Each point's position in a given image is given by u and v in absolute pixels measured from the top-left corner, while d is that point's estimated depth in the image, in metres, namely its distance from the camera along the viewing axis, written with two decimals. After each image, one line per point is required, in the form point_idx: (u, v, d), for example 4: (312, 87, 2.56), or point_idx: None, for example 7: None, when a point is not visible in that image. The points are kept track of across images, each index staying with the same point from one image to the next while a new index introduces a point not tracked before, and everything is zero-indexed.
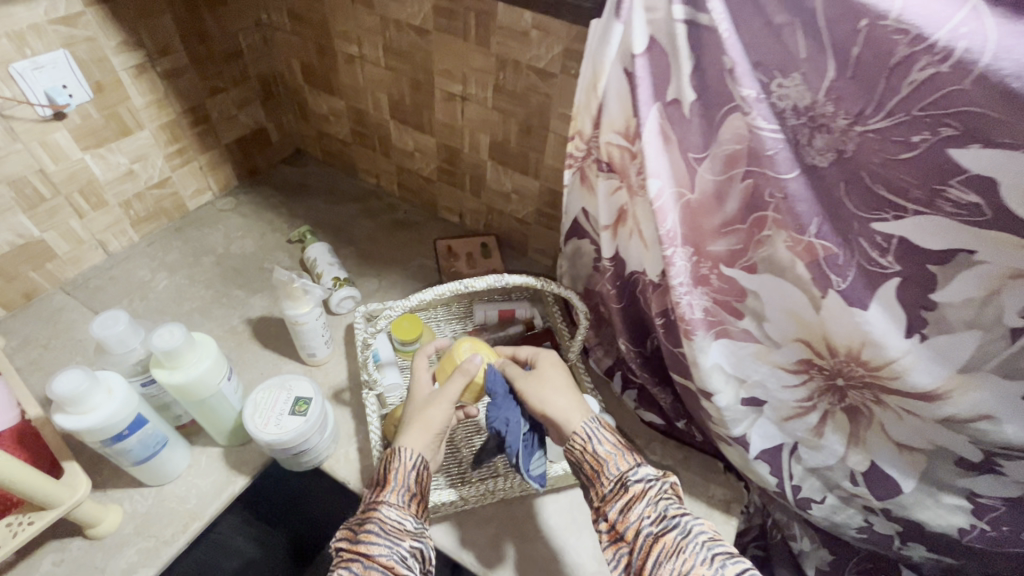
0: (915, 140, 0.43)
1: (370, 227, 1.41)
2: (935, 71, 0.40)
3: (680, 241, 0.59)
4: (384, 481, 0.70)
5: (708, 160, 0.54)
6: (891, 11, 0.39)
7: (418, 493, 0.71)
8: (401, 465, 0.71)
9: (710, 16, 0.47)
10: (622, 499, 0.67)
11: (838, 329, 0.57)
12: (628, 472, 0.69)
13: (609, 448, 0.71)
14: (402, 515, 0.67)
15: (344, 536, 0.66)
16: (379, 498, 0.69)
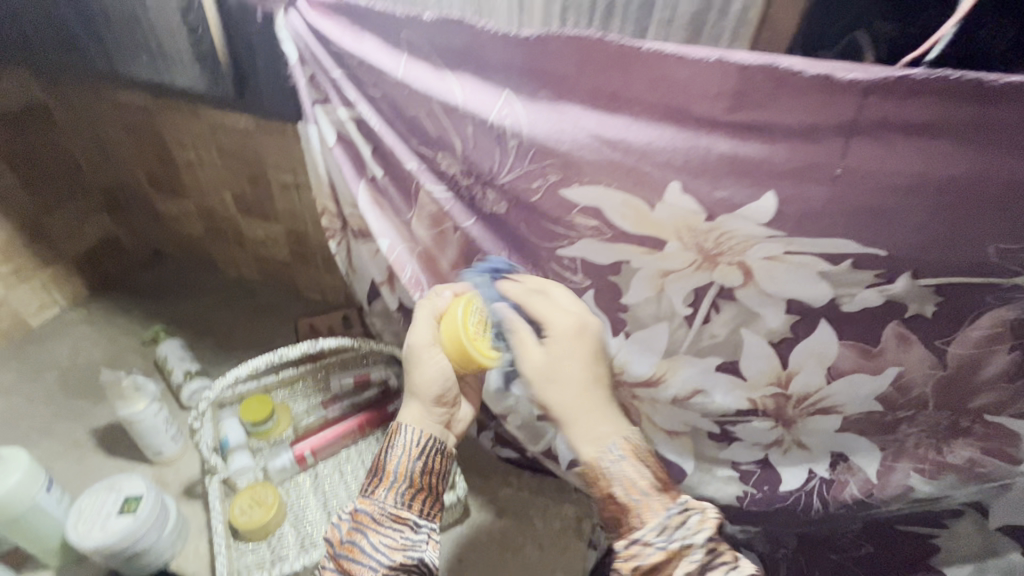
0: (536, 185, 0.55)
1: (234, 315, 1.43)
2: (515, 139, 0.50)
3: (426, 285, 0.66)
4: (383, 472, 0.58)
5: (414, 218, 0.62)
6: (458, 101, 0.49)
7: (421, 488, 0.59)
8: (395, 447, 0.59)
9: (359, 108, 0.54)
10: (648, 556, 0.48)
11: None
12: (654, 529, 0.49)
13: (631, 493, 0.51)
14: (396, 516, 0.56)
15: (331, 540, 0.56)
16: (371, 490, 0.58)
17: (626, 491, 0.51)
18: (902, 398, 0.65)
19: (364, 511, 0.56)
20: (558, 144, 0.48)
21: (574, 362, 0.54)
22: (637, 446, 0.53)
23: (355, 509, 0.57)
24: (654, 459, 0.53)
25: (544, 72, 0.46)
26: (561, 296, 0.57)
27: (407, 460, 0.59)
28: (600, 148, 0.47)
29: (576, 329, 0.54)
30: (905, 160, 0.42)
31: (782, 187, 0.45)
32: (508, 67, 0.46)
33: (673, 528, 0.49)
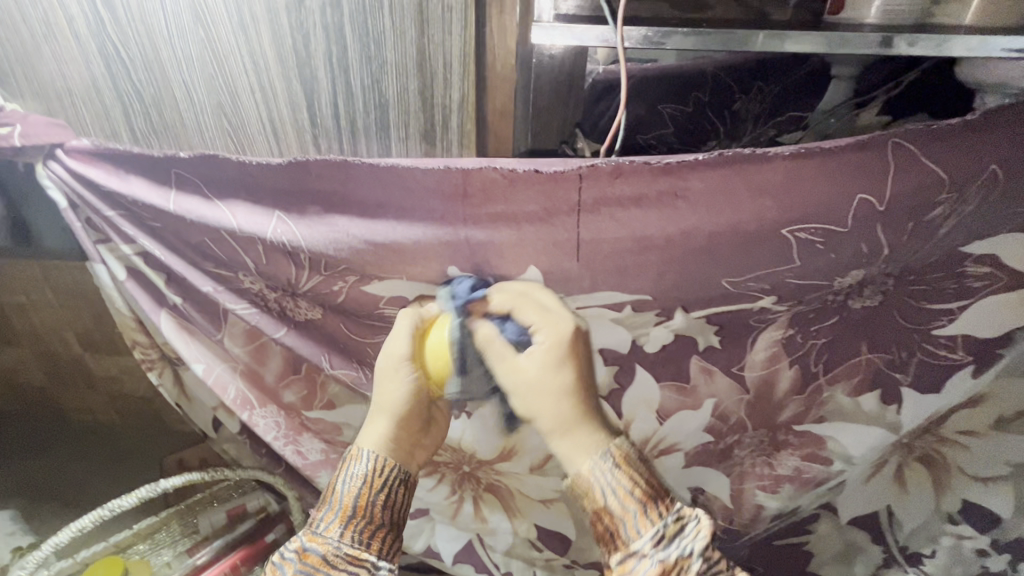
0: (337, 287, 0.56)
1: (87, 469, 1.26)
2: (293, 252, 0.53)
3: (255, 402, 0.65)
4: (343, 508, 0.50)
5: (227, 336, 0.62)
6: (232, 223, 0.52)
7: (382, 524, 0.50)
8: (353, 476, 0.51)
9: (146, 245, 0.56)
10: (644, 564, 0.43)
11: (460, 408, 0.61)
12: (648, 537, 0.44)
13: (625, 502, 0.45)
14: (353, 558, 0.49)
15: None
16: (324, 525, 0.50)
17: (624, 500, 0.46)
18: (723, 425, 0.70)
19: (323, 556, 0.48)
20: (336, 254, 0.52)
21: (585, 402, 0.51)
22: (627, 458, 0.48)
23: (307, 548, 0.49)
24: (642, 471, 0.47)
25: (311, 193, 0.50)
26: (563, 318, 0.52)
27: (366, 495, 0.51)
28: (374, 251, 0.52)
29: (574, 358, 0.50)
30: (628, 225, 0.50)
31: (541, 261, 0.52)
32: (276, 197, 0.51)
33: (671, 535, 0.44)
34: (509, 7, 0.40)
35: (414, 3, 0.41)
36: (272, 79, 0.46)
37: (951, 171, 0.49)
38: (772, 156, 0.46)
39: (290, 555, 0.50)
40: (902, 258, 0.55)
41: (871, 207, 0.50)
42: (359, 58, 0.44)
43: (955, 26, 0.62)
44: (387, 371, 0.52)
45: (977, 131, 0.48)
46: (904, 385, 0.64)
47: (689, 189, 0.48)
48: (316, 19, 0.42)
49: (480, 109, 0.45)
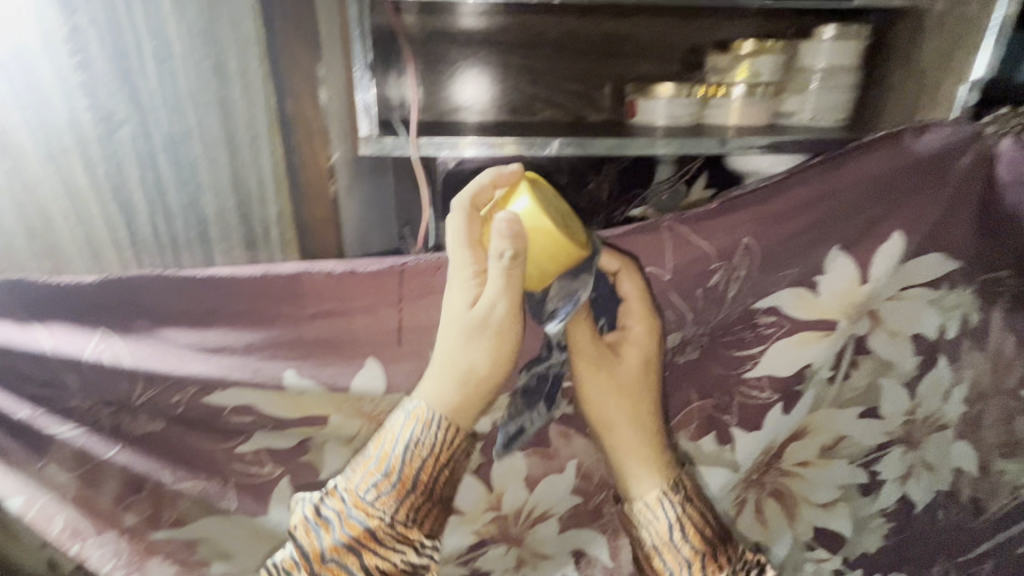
0: (176, 400, 0.55)
1: None
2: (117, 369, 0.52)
3: (87, 530, 0.56)
4: (393, 480, 0.48)
5: (51, 463, 0.56)
6: (45, 347, 0.49)
7: (433, 502, 0.50)
8: (411, 442, 0.49)
9: None
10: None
11: None
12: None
13: (695, 547, 0.55)
14: (402, 536, 0.47)
15: (311, 549, 0.47)
16: (370, 492, 0.47)
17: (695, 546, 0.55)
18: (587, 485, 0.73)
19: (372, 526, 0.47)
20: (164, 366, 0.52)
21: (639, 402, 0.60)
22: (696, 505, 0.57)
23: (349, 509, 0.47)
24: (710, 527, 0.56)
25: (136, 308, 0.51)
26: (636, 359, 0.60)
27: (428, 468, 0.49)
28: (207, 356, 0.53)
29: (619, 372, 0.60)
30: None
31: (381, 352, 0.55)
32: (98, 315, 0.51)
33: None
34: (319, 131, 0.49)
35: (224, 133, 0.46)
36: (86, 202, 0.47)
37: (719, 246, 0.63)
38: None
39: (325, 519, 0.47)
40: (704, 318, 0.67)
41: (659, 277, 0.63)
42: (175, 182, 0.47)
43: (724, 124, 0.77)
44: (456, 355, 0.48)
45: (725, 215, 0.63)
46: (733, 425, 0.72)
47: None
48: (127, 148, 0.45)
49: (299, 216, 0.51)
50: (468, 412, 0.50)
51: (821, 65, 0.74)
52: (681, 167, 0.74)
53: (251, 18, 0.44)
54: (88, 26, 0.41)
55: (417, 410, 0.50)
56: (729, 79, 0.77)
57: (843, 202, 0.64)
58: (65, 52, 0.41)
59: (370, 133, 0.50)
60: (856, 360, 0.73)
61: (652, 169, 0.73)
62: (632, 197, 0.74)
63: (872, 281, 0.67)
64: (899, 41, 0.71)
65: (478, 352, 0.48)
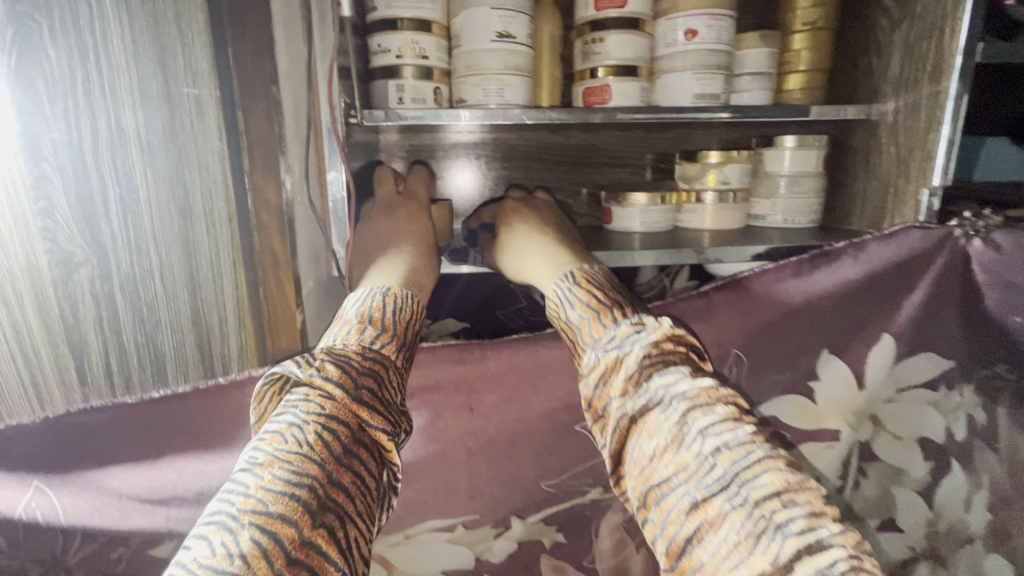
0: (115, 554, 0.50)
1: None
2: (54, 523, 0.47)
3: None
4: (388, 330, 0.49)
5: None
6: None
7: (406, 344, 0.51)
8: (390, 303, 0.52)
9: None
10: (593, 370, 0.49)
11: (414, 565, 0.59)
12: (601, 340, 0.50)
13: (582, 313, 0.52)
14: (388, 368, 0.47)
15: (340, 381, 0.42)
16: (350, 332, 0.48)
17: (580, 310, 0.53)
18: None
19: (378, 367, 0.46)
20: (103, 522, 0.49)
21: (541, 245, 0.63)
22: (590, 276, 0.56)
23: (356, 353, 0.45)
24: (611, 290, 0.54)
25: (83, 453, 0.47)
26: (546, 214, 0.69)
27: (403, 318, 0.52)
28: (153, 507, 0.50)
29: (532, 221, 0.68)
30: (432, 440, 0.56)
31: None
32: (35, 463, 0.46)
33: (620, 339, 0.49)
34: None
35: (186, 272, 0.47)
36: (29, 349, 0.43)
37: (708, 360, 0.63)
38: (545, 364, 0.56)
39: (334, 365, 0.43)
40: None
41: None
42: (131, 318, 0.45)
43: (699, 227, 0.79)
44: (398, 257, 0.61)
45: (706, 327, 0.63)
46: None
47: (482, 402, 0.56)
48: (85, 292, 0.43)
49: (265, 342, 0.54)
50: (410, 274, 0.59)
51: (786, 171, 0.76)
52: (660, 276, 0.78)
53: (219, 164, 0.48)
54: (54, 174, 0.40)
55: (386, 289, 0.53)
56: (698, 186, 0.79)
57: (825, 307, 0.64)
58: (27, 200, 0.39)
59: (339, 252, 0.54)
60: (860, 465, 0.69)
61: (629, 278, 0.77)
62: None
63: (869, 386, 0.66)
64: (855, 149, 0.74)
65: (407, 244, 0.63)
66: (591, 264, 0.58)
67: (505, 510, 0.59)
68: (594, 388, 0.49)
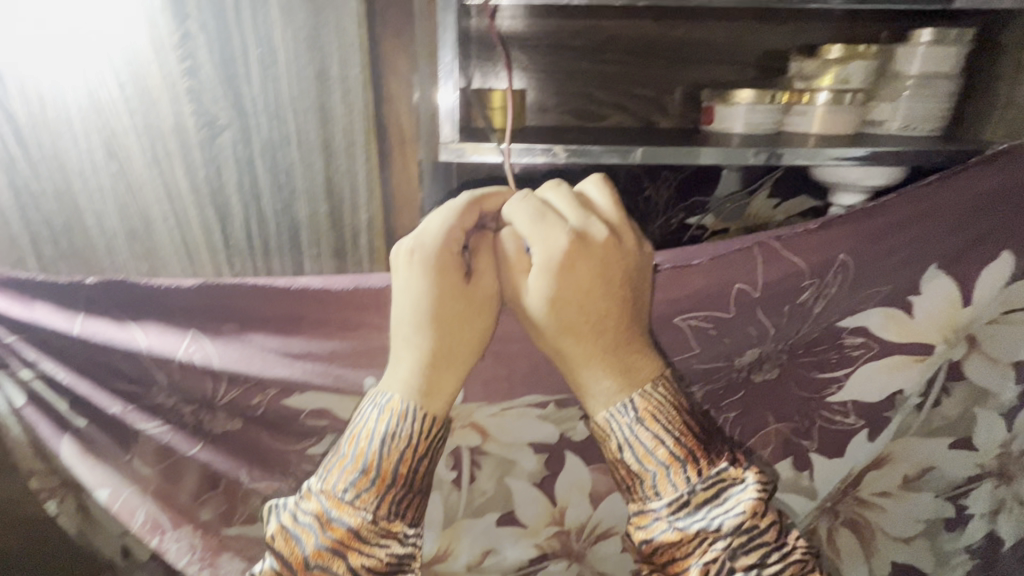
0: (257, 401, 0.56)
1: None
2: (221, 364, 0.53)
3: (169, 526, 0.60)
4: (370, 477, 0.47)
5: (137, 457, 0.57)
6: (140, 346, 0.51)
7: (399, 488, 0.47)
8: (387, 434, 0.47)
9: (45, 366, 0.52)
10: (664, 534, 0.48)
11: (506, 437, 0.65)
12: (671, 497, 0.48)
13: (646, 463, 0.49)
14: (356, 525, 0.46)
15: (295, 551, 0.45)
16: (333, 475, 0.47)
17: (645, 459, 0.49)
18: None
19: (357, 531, 0.46)
20: (250, 370, 0.53)
21: (605, 320, 0.48)
22: (658, 409, 0.49)
23: (325, 506, 0.46)
24: (679, 428, 0.49)
25: (225, 311, 0.51)
26: (597, 194, 0.50)
27: (403, 460, 0.47)
28: (291, 361, 0.53)
29: (574, 231, 0.46)
30: None
31: None
32: (194, 315, 0.51)
33: (696, 505, 0.48)
34: (411, 138, 0.48)
35: (321, 140, 0.46)
36: (186, 207, 0.48)
37: (810, 262, 0.61)
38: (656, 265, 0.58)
39: (299, 524, 0.46)
40: (787, 333, 0.64)
41: (749, 294, 0.61)
42: (270, 185, 0.47)
43: (807, 131, 0.73)
44: (408, 346, 0.47)
45: (816, 231, 0.60)
46: (810, 450, 0.70)
47: None
48: (227, 154, 0.46)
49: (386, 226, 0.50)
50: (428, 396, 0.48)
51: (917, 71, 0.69)
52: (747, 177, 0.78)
53: (356, 25, 0.43)
54: (198, 31, 0.42)
55: (388, 402, 0.48)
56: (813, 86, 0.73)
57: (940, 224, 0.61)
58: (175, 57, 0.43)
59: (450, 137, 0.47)
60: (948, 386, 0.69)
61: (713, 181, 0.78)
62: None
63: (975, 304, 0.64)
64: (1003, 48, 0.67)
65: (422, 340, 0.47)
66: (661, 386, 0.50)
67: None
68: (649, 540, 0.48)
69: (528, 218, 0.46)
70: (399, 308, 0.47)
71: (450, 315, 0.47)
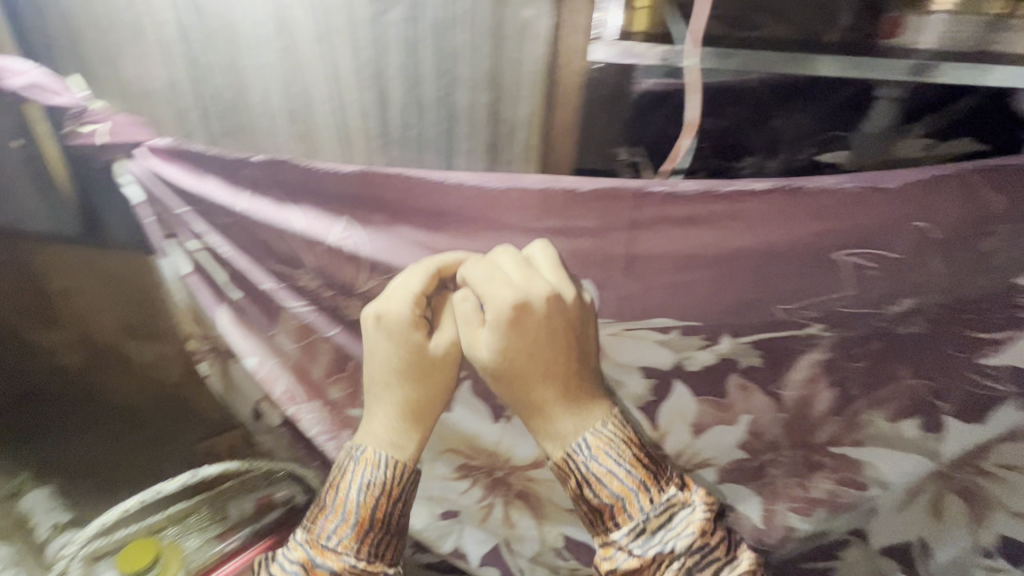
0: (393, 293, 0.59)
1: None
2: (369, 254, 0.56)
3: (302, 397, 0.68)
4: (353, 523, 0.60)
5: (280, 332, 0.63)
6: (297, 228, 0.56)
7: (376, 527, 0.60)
8: (363, 484, 0.61)
9: (213, 240, 0.58)
10: (628, 558, 0.59)
11: (623, 357, 0.65)
12: (633, 520, 0.59)
13: (608, 498, 0.60)
14: (341, 562, 0.59)
15: None
16: (325, 524, 0.60)
17: (603, 492, 0.59)
18: (759, 444, 0.70)
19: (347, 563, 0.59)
20: (392, 261, 0.56)
21: (537, 386, 0.58)
22: (610, 444, 0.60)
23: (319, 548, 0.60)
24: (634, 458, 0.60)
25: (379, 199, 0.53)
26: (545, 259, 0.54)
27: (379, 504, 0.60)
28: (429, 256, 0.56)
29: (520, 291, 0.53)
30: (678, 249, 0.55)
31: (592, 274, 0.57)
32: (350, 201, 0.53)
33: (651, 528, 0.59)
34: (581, 28, 0.44)
35: (492, 21, 0.45)
36: (348, 88, 0.48)
37: (1013, 202, 0.53)
38: (835, 188, 0.52)
39: (296, 564, 0.59)
40: (959, 285, 0.56)
41: (929, 235, 0.54)
42: (434, 69, 0.46)
43: None
44: (386, 397, 0.60)
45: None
46: (945, 414, 0.65)
47: (746, 210, 0.53)
48: (394, 33, 0.45)
49: (544, 125, 0.48)
50: (406, 418, 0.61)
51: None
52: (907, 112, 0.49)
53: None
54: None
55: (360, 457, 0.61)
56: None
57: None
58: None
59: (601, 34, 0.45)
60: None
61: (863, 111, 0.49)
62: (836, 135, 0.50)
63: None
64: None
65: (396, 392, 0.60)
66: (619, 425, 0.61)
67: (720, 324, 0.61)
68: (612, 562, 0.60)
69: (479, 279, 0.54)
70: (376, 363, 0.59)
71: (424, 367, 0.58)
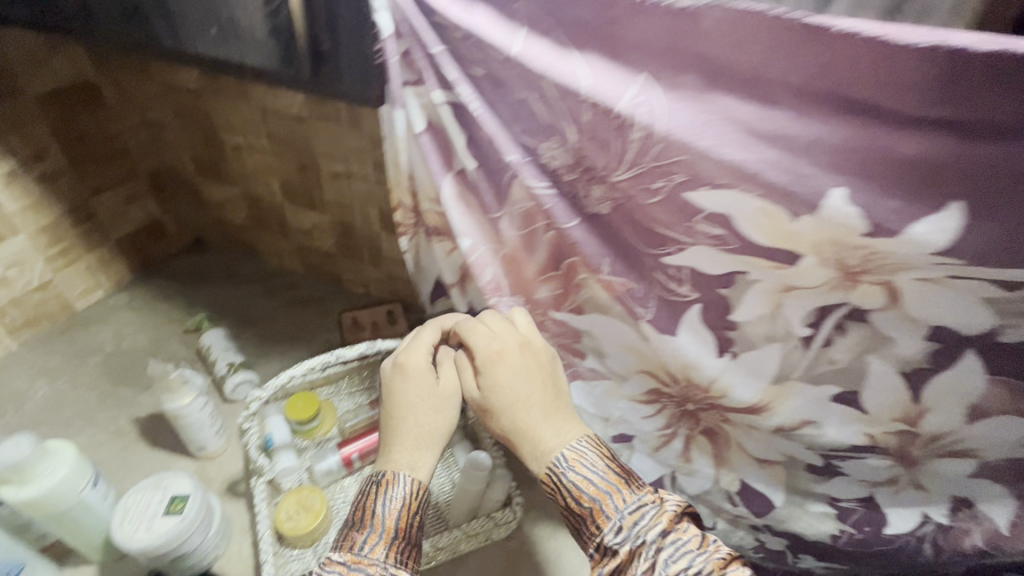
0: (656, 186, 0.50)
1: (257, 294, 1.28)
2: (645, 133, 0.48)
3: (505, 291, 0.67)
4: (384, 530, 0.52)
5: (505, 217, 0.62)
6: (581, 89, 0.48)
7: (412, 539, 0.54)
8: (387, 498, 0.54)
9: (463, 96, 0.55)
10: (610, 559, 0.50)
11: (925, 311, 0.50)
12: (612, 521, 0.50)
13: (581, 500, 0.52)
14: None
15: None
16: (365, 546, 0.51)
17: (580, 500, 0.52)
18: None
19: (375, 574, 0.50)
20: (694, 141, 0.46)
21: (531, 410, 0.56)
22: (581, 452, 0.54)
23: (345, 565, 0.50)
24: (604, 466, 0.53)
25: (700, 53, 0.43)
26: (523, 317, 0.63)
27: (405, 515, 0.54)
28: (752, 142, 0.44)
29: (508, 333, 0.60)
30: None
31: (972, 197, 0.41)
32: (656, 55, 0.45)
33: (629, 526, 0.49)
34: None
35: None
36: None
37: None
38: None
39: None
40: None
41: None
42: None
43: None
44: (405, 423, 0.58)
45: None
46: None
47: None
48: None
49: None
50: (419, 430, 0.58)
51: None
52: None
53: None
54: None
55: (382, 475, 0.56)
56: None
57: None
58: None
59: None
60: None
61: None
62: None
63: None
64: None
65: (412, 415, 0.58)
66: (575, 447, 0.54)
67: None
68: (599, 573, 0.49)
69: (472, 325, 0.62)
70: (403, 396, 0.59)
71: (428, 400, 0.59)
